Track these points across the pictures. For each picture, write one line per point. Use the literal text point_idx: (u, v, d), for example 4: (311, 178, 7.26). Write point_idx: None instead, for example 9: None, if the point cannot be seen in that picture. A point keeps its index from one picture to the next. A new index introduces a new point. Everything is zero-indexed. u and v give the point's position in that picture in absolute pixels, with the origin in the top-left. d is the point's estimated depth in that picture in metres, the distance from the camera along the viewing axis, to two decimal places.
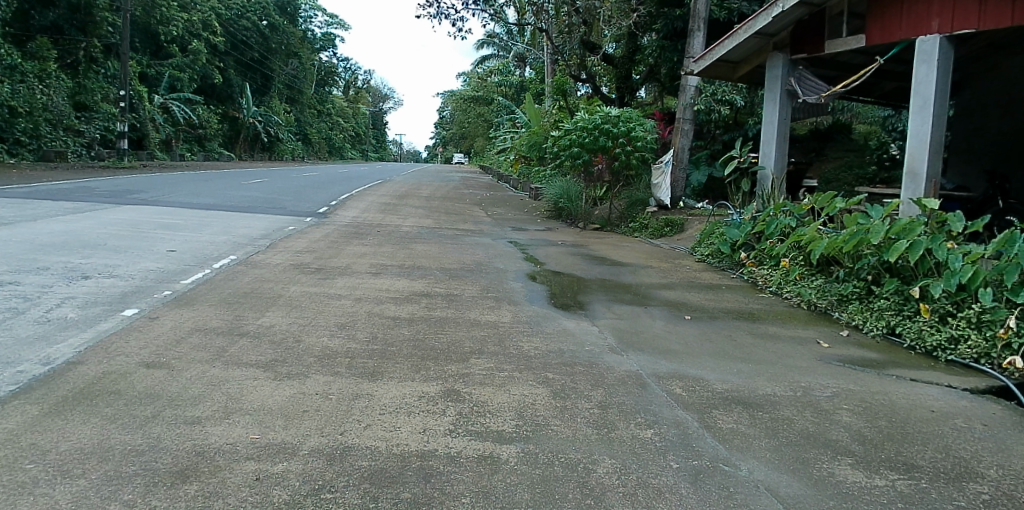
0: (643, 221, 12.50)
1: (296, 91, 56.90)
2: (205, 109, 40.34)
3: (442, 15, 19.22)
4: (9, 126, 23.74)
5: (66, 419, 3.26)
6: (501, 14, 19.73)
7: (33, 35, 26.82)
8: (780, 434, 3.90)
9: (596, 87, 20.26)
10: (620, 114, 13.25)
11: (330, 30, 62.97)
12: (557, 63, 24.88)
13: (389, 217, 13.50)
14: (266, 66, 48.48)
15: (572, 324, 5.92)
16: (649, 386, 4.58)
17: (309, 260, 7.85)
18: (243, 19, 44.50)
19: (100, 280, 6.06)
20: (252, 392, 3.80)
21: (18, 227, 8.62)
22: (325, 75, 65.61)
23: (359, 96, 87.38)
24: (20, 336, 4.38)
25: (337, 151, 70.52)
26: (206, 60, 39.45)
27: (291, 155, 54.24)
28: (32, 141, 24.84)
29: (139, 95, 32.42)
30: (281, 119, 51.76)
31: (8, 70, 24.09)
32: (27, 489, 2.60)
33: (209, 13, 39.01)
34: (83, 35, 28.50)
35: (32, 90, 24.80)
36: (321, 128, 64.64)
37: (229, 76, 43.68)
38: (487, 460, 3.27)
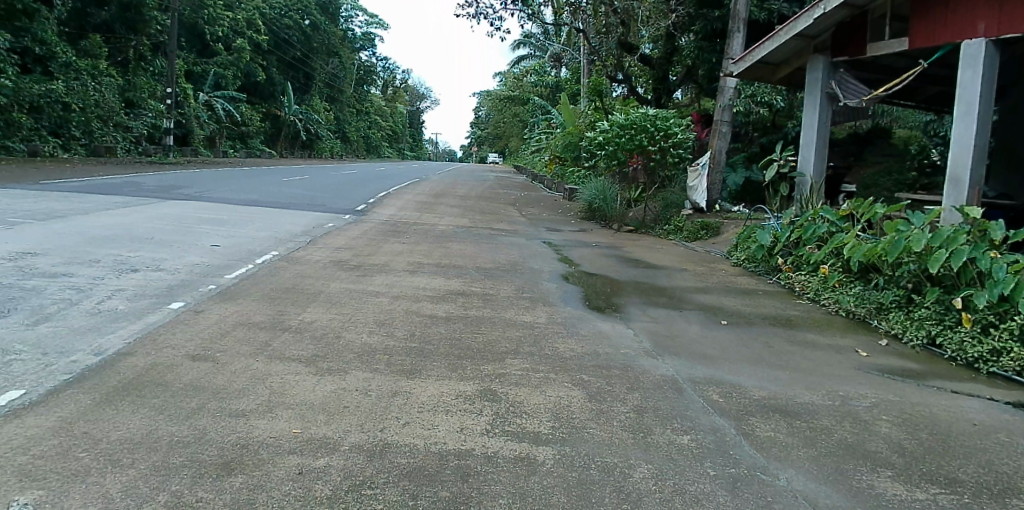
0: (678, 224, 12.36)
1: (335, 89, 57.63)
2: (248, 108, 41.17)
3: (481, 16, 19.29)
4: (65, 122, 24.59)
5: (118, 408, 3.32)
6: (539, 15, 19.55)
7: (86, 33, 27.76)
8: (819, 443, 3.80)
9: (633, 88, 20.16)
10: (657, 116, 13.12)
11: (370, 30, 63.87)
12: (593, 63, 24.80)
13: (426, 215, 13.59)
14: (308, 65, 49.37)
15: (608, 326, 5.85)
16: (685, 392, 4.50)
17: (348, 257, 7.91)
18: (286, 18, 45.33)
19: (148, 274, 6.15)
20: (295, 387, 3.82)
21: (72, 219, 8.88)
22: (365, 75, 66.54)
23: (395, 95, 88.17)
24: (73, 327, 4.46)
25: (374, 149, 71.49)
26: (250, 58, 40.24)
27: (330, 153, 54.97)
28: (85, 136, 25.65)
29: (185, 92, 33.22)
30: (320, 116, 52.61)
31: (64, 68, 24.98)
32: (80, 478, 2.67)
33: (253, 13, 39.74)
34: (134, 34, 29.40)
35: (86, 87, 25.66)
36: (360, 126, 65.59)
37: (272, 74, 44.52)
38: (524, 461, 3.24)
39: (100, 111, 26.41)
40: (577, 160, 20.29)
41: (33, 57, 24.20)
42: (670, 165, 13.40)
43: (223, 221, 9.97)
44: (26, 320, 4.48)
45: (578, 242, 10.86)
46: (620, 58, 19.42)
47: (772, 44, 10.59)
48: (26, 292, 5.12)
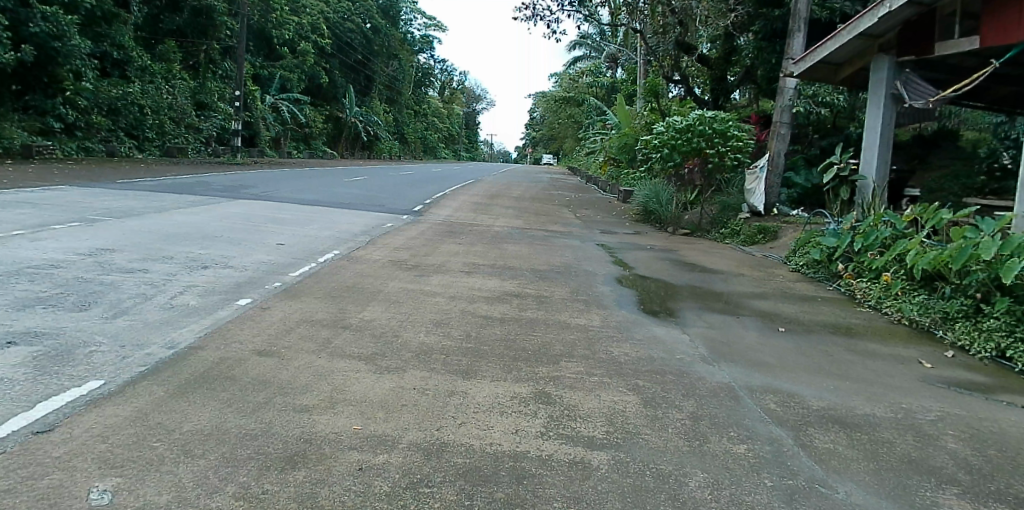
0: (735, 228, 12.12)
1: (395, 92, 58.55)
2: (311, 110, 42.30)
3: (538, 18, 19.25)
4: (141, 123, 25.70)
5: (189, 401, 3.44)
6: (596, 15, 19.52)
7: (160, 38, 29.38)
8: (881, 457, 3.65)
9: (689, 89, 19.93)
10: (715, 118, 12.83)
11: (428, 32, 64.85)
12: (650, 63, 24.50)
13: (481, 215, 13.71)
14: (369, 67, 50.49)
15: (663, 331, 5.77)
16: (742, 400, 4.39)
17: (406, 257, 8.03)
18: (348, 22, 46.44)
19: (217, 270, 6.37)
20: (355, 384, 3.89)
21: (148, 217, 9.29)
22: (422, 77, 67.59)
23: (451, 97, 88.87)
24: (148, 321, 4.64)
25: (430, 150, 72.47)
26: (313, 61, 41.37)
27: (389, 154, 55.78)
28: (158, 137, 26.78)
29: (252, 94, 34.29)
30: (379, 118, 53.64)
31: (139, 71, 26.34)
32: (155, 466, 2.78)
33: (317, 17, 40.88)
34: (205, 38, 30.72)
35: (160, 90, 27.03)
36: (417, 127, 66.61)
37: (334, 77, 45.69)
38: (579, 465, 3.21)
39: (172, 113, 27.65)
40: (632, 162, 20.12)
41: (111, 62, 25.44)
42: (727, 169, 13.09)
43: (287, 220, 10.25)
44: (106, 314, 4.68)
45: (632, 245, 10.74)
46: (676, 59, 19.12)
47: (834, 44, 10.28)
48: (104, 287, 5.36)
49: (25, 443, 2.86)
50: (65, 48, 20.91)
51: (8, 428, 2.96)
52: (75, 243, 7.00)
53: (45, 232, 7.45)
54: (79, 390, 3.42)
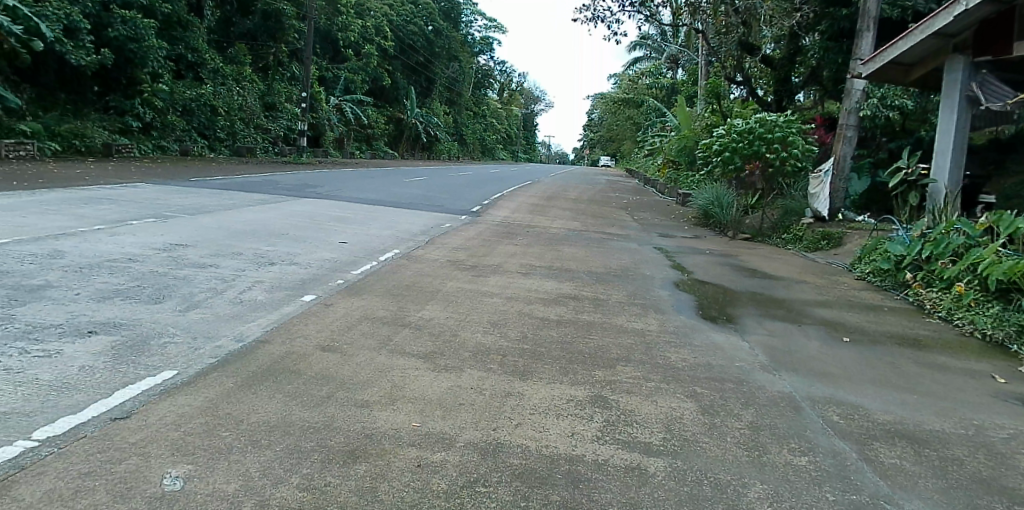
0: (798, 233, 11.76)
1: (455, 92, 59.16)
2: (374, 111, 43.12)
3: (597, 19, 19.07)
4: (212, 124, 26.80)
5: (256, 393, 3.53)
6: (656, 16, 19.24)
7: (232, 41, 30.65)
8: (950, 475, 3.47)
9: (752, 90, 19.76)
10: (778, 122, 12.47)
11: (488, 34, 65.38)
12: (712, 65, 24.07)
13: (538, 217, 13.72)
14: (430, 69, 51.23)
15: (722, 338, 5.63)
16: (804, 411, 4.24)
17: (464, 257, 8.10)
18: (411, 25, 47.27)
19: (284, 267, 6.55)
20: (414, 381, 3.93)
21: (219, 215, 9.64)
22: (482, 78, 68.18)
23: (510, 98, 89.06)
24: (219, 314, 4.81)
25: (489, 152, 72.94)
26: (377, 63, 42.22)
27: (448, 155, 56.41)
28: (229, 137, 27.85)
29: (318, 96, 35.17)
30: (440, 119, 54.33)
31: (212, 73, 27.42)
32: (223, 456, 2.87)
33: (380, 20, 41.83)
34: (274, 41, 31.84)
35: (231, 92, 28.05)
36: (476, 129, 67.10)
37: (396, 78, 46.55)
38: (635, 471, 3.16)
39: (243, 114, 28.65)
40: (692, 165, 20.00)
41: (186, 64, 26.61)
42: (788, 174, 12.70)
43: (351, 219, 10.49)
44: (178, 307, 4.87)
45: (691, 249, 10.55)
46: (739, 59, 18.78)
47: (906, 44, 9.87)
48: (179, 281, 5.59)
49: (104, 428, 3.00)
50: (142, 49, 21.73)
51: (89, 413, 3.11)
52: (151, 238, 7.32)
53: (124, 227, 7.83)
54: (155, 379, 3.57)
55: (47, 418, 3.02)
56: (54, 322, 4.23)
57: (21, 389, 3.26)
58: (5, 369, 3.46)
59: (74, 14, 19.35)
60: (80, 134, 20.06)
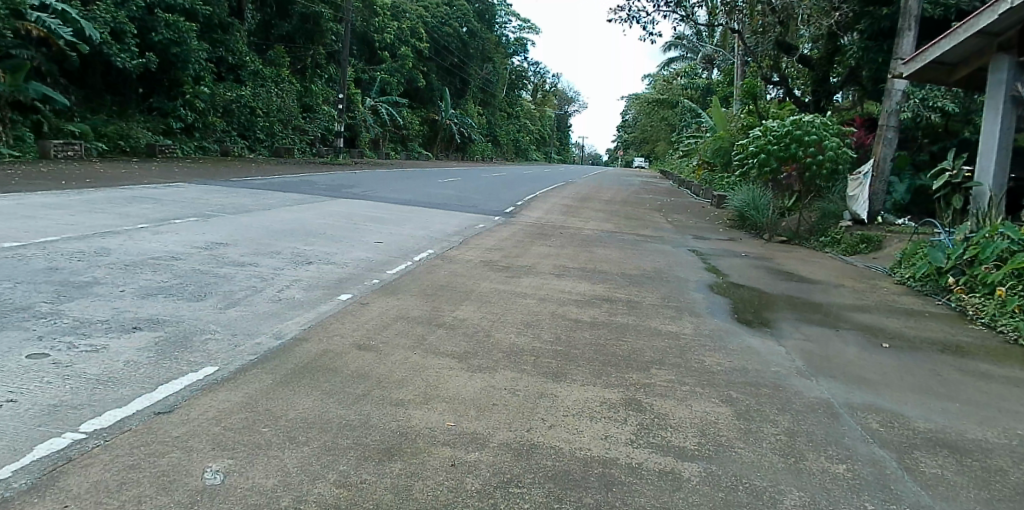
0: (836, 236, 11.54)
1: (489, 93, 59.33)
2: (408, 113, 43.48)
3: (633, 19, 19.04)
4: (251, 125, 27.31)
5: (294, 390, 3.59)
6: (692, 16, 19.11)
7: (271, 43, 31.23)
8: (996, 486, 3.35)
9: (789, 91, 19.56)
10: (814, 123, 12.24)
11: (522, 35, 65.44)
12: (748, 65, 23.79)
13: (571, 218, 13.70)
14: (464, 70, 51.51)
15: (758, 342, 5.54)
16: (842, 417, 4.16)
17: (497, 258, 8.11)
18: (446, 27, 47.61)
19: (321, 266, 6.63)
20: (448, 381, 3.94)
21: (258, 214, 9.81)
22: (516, 79, 68.27)
23: (543, 99, 89.08)
24: (258, 312, 4.89)
25: (523, 153, 72.98)
26: (412, 65, 42.57)
27: (482, 156, 56.60)
28: (268, 138, 28.31)
29: (354, 98, 35.59)
30: (474, 120, 54.55)
31: (250, 75, 27.87)
32: (263, 451, 2.92)
33: (416, 22, 42.19)
34: (312, 44, 32.35)
35: (271, 93, 28.49)
36: (510, 130, 67.19)
37: (431, 80, 46.91)
38: (669, 475, 3.13)
39: (283, 115, 29.09)
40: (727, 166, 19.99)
41: (226, 66, 27.16)
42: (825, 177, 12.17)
43: (386, 220, 10.57)
44: (219, 304, 4.96)
45: (726, 251, 10.41)
46: (777, 59, 18.63)
47: (948, 43, 9.61)
48: (220, 279, 5.70)
49: (148, 422, 3.08)
50: (184, 52, 22.30)
51: (133, 407, 3.19)
52: (193, 236, 7.49)
53: (167, 226, 8.02)
54: (196, 375, 3.64)
55: (94, 411, 3.11)
56: (101, 318, 4.35)
57: (69, 382, 3.36)
58: (54, 363, 3.57)
59: (120, 17, 19.85)
60: (123, 135, 20.63)
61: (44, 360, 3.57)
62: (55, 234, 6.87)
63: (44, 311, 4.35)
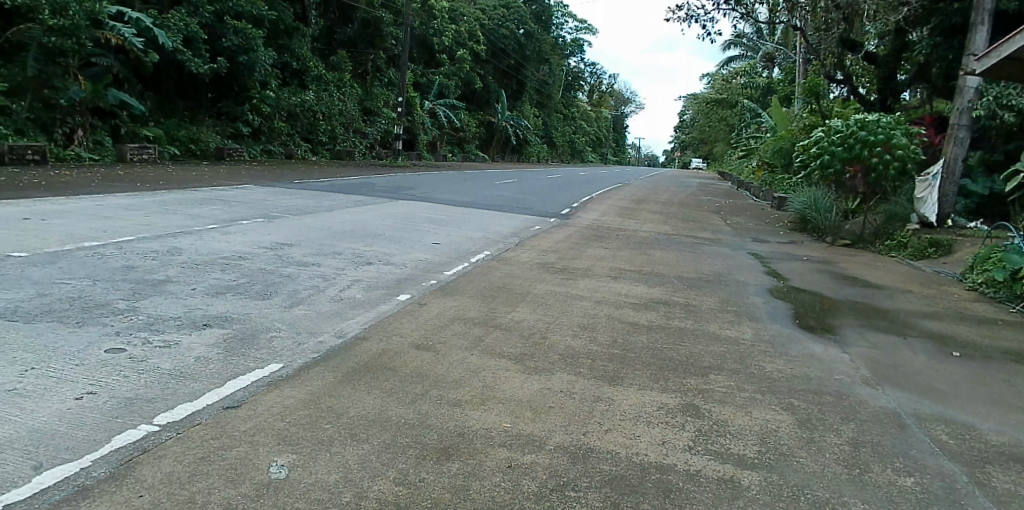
0: (903, 240, 11.17)
1: (544, 96, 59.27)
2: (466, 115, 43.73)
3: (693, 18, 18.75)
4: (315, 129, 28.01)
5: (355, 388, 3.66)
6: (752, 13, 18.68)
7: (334, 48, 32.06)
8: None
9: (853, 89, 19.13)
10: (880, 122, 11.87)
11: (579, 36, 65.18)
12: (810, 63, 23.16)
13: (627, 220, 13.57)
14: (521, 72, 51.65)
15: (820, 348, 5.38)
16: (909, 428, 3.98)
17: (553, 260, 8.09)
18: (503, 29, 47.83)
19: (380, 267, 6.76)
20: (505, 383, 3.96)
21: (320, 215, 10.07)
22: (572, 80, 68.00)
23: (598, 100, 88.55)
24: (321, 311, 5.02)
25: (578, 154, 72.61)
26: (470, 67, 42.86)
27: (537, 158, 56.54)
28: (330, 142, 28.99)
29: (412, 100, 36.09)
30: (529, 122, 54.55)
31: (314, 81, 28.53)
32: (325, 447, 2.99)
33: (473, 25, 42.51)
34: (372, 48, 33.02)
35: (333, 97, 29.16)
36: (565, 131, 66.93)
37: (488, 82, 47.19)
38: (728, 483, 3.06)
39: (343, 118, 29.72)
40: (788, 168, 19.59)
41: (291, 71, 27.90)
42: (892, 178, 11.95)
43: (443, 221, 10.68)
44: (284, 303, 5.11)
45: (785, 255, 10.14)
46: (841, 57, 18.09)
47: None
48: (285, 278, 5.88)
49: (217, 416, 3.18)
50: (252, 60, 22.95)
51: (203, 402, 3.31)
52: (260, 237, 7.74)
53: (234, 227, 8.31)
54: (263, 371, 3.76)
55: (167, 404, 3.24)
56: (173, 315, 4.53)
57: (144, 376, 3.51)
58: (130, 357, 3.74)
59: (192, 25, 20.58)
60: (194, 139, 21.46)
61: (121, 355, 3.75)
62: (131, 234, 7.21)
63: (121, 308, 4.56)
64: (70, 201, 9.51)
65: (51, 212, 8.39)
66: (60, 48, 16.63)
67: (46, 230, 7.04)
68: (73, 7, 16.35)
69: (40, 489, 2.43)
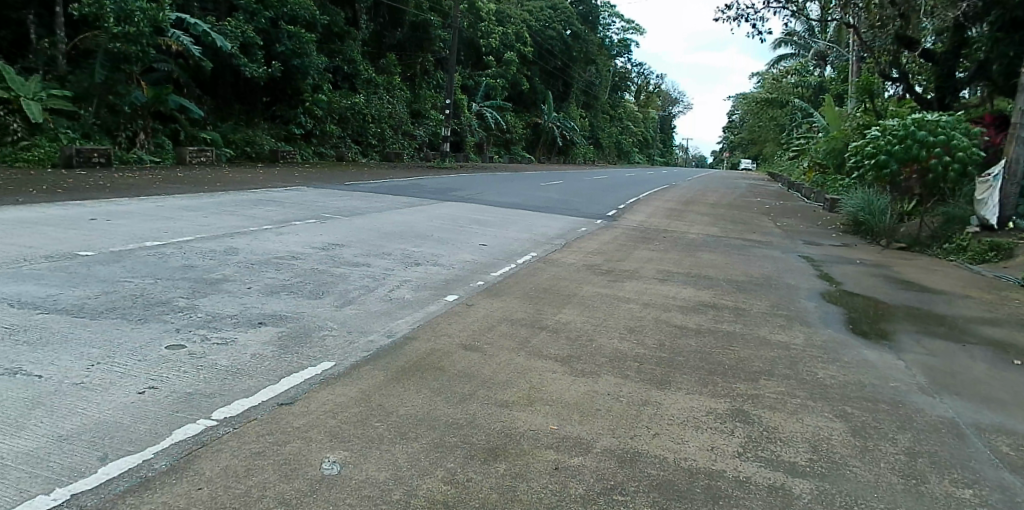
0: (962, 244, 10.78)
1: (591, 96, 58.90)
2: (513, 116, 43.53)
3: (742, 18, 18.33)
4: (365, 131, 28.26)
5: (405, 387, 3.71)
6: (804, 11, 18.27)
7: (383, 52, 32.53)
8: None
9: (909, 87, 18.51)
10: (938, 121, 11.58)
11: (626, 36, 64.70)
12: (864, 60, 22.55)
13: (675, 222, 13.42)
14: (568, 73, 51.50)
15: (874, 355, 5.23)
16: (968, 438, 3.84)
17: (599, 262, 8.05)
18: (550, 29, 47.88)
19: (427, 267, 6.84)
20: (552, 384, 3.96)
21: (371, 216, 10.25)
22: (619, 81, 67.49)
23: (644, 100, 87.54)
24: (371, 311, 5.10)
25: (626, 155, 71.85)
26: (517, 68, 42.90)
27: (583, 159, 56.18)
28: (380, 143, 29.26)
29: (460, 103, 36.25)
30: (577, 123, 54.10)
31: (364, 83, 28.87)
32: (376, 445, 3.04)
33: (521, 26, 42.63)
34: (421, 51, 33.44)
35: (382, 100, 29.57)
36: (612, 132, 66.38)
37: (535, 83, 47.21)
38: (779, 491, 3.00)
39: (392, 121, 29.99)
40: (841, 168, 19.23)
41: (343, 75, 28.30)
42: (950, 180, 11.45)
43: (491, 223, 10.74)
44: (335, 303, 5.21)
45: (838, 258, 9.88)
46: (897, 54, 17.72)
47: None
48: (335, 278, 6.00)
49: (272, 413, 3.27)
50: (305, 64, 23.50)
51: (259, 398, 3.40)
52: (311, 237, 7.91)
53: (286, 227, 8.51)
54: (315, 369, 3.83)
55: (225, 400, 3.34)
56: (229, 313, 4.67)
57: (202, 372, 3.63)
58: (189, 354, 3.86)
59: (248, 31, 21.19)
60: (250, 141, 22.01)
61: (181, 351, 3.88)
62: (189, 234, 7.44)
63: (181, 305, 4.72)
64: (134, 202, 9.90)
65: (115, 213, 8.74)
66: (125, 55, 17.24)
67: (111, 231, 7.34)
68: (137, 15, 16.94)
69: (106, 479, 2.53)
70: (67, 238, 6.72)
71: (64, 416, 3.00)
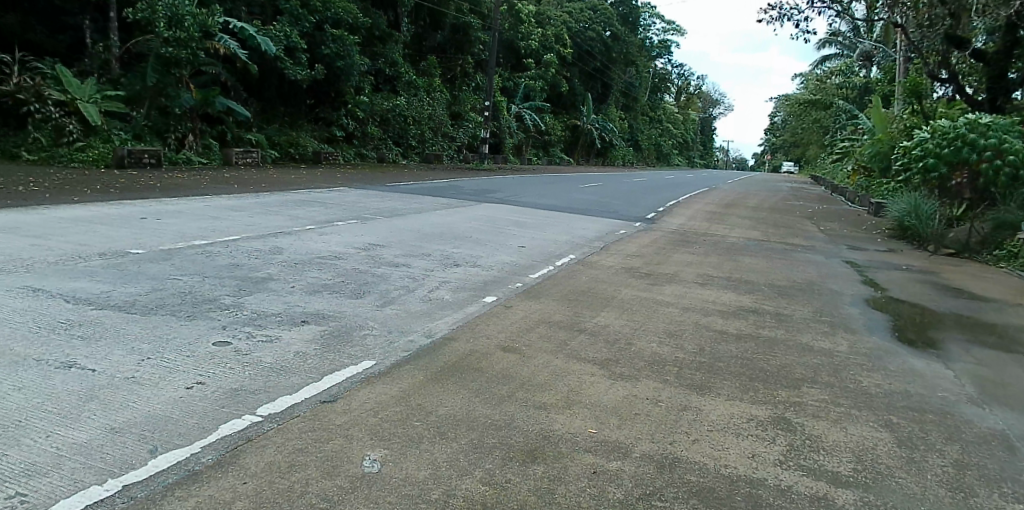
0: (1014, 250, 10.39)
1: (630, 97, 58.45)
2: (552, 118, 43.28)
3: (785, 18, 18.01)
4: (405, 133, 28.54)
5: (445, 387, 3.74)
6: (851, 11, 17.86)
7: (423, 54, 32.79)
8: None
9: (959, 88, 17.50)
10: (992, 124, 11.35)
11: (666, 37, 64.09)
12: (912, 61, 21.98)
13: (714, 225, 13.25)
14: (606, 74, 51.22)
15: (921, 364, 5.08)
16: (1020, 451, 3.70)
17: (639, 265, 7.99)
18: (589, 31, 47.71)
19: (466, 269, 6.88)
20: (591, 388, 3.95)
21: (410, 217, 10.35)
22: (658, 82, 66.84)
23: (683, 101, 86.45)
24: (411, 311, 5.15)
25: (664, 158, 71.05)
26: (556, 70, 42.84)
27: (622, 161, 55.74)
28: (419, 145, 29.38)
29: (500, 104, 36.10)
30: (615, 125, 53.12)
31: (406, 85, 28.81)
32: (416, 444, 3.06)
33: (560, 28, 42.50)
34: (460, 53, 33.62)
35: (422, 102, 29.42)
36: (651, 134, 65.77)
37: (574, 84, 47.05)
38: (821, 501, 2.93)
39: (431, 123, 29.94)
40: (887, 171, 18.95)
41: (384, 77, 28.60)
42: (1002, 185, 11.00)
43: (529, 224, 10.74)
44: (375, 302, 5.27)
45: (883, 264, 9.63)
46: (947, 54, 17.27)
47: None
48: (376, 278, 6.07)
49: (315, 409, 3.33)
50: (348, 66, 23.80)
51: (303, 395, 3.47)
52: (352, 237, 8.02)
53: (327, 227, 8.65)
54: (355, 368, 3.88)
55: (269, 397, 3.41)
56: (273, 311, 4.76)
57: (247, 369, 3.70)
58: (235, 351, 3.95)
59: (292, 36, 21.52)
60: (293, 143, 22.44)
61: (227, 348, 3.97)
62: (234, 233, 7.62)
63: (226, 303, 4.83)
64: (184, 201, 10.18)
65: (165, 212, 9.00)
66: (176, 59, 17.75)
67: (161, 229, 7.56)
68: (188, 20, 17.47)
69: (156, 471, 2.60)
70: (120, 235, 6.95)
71: (117, 409, 3.09)
